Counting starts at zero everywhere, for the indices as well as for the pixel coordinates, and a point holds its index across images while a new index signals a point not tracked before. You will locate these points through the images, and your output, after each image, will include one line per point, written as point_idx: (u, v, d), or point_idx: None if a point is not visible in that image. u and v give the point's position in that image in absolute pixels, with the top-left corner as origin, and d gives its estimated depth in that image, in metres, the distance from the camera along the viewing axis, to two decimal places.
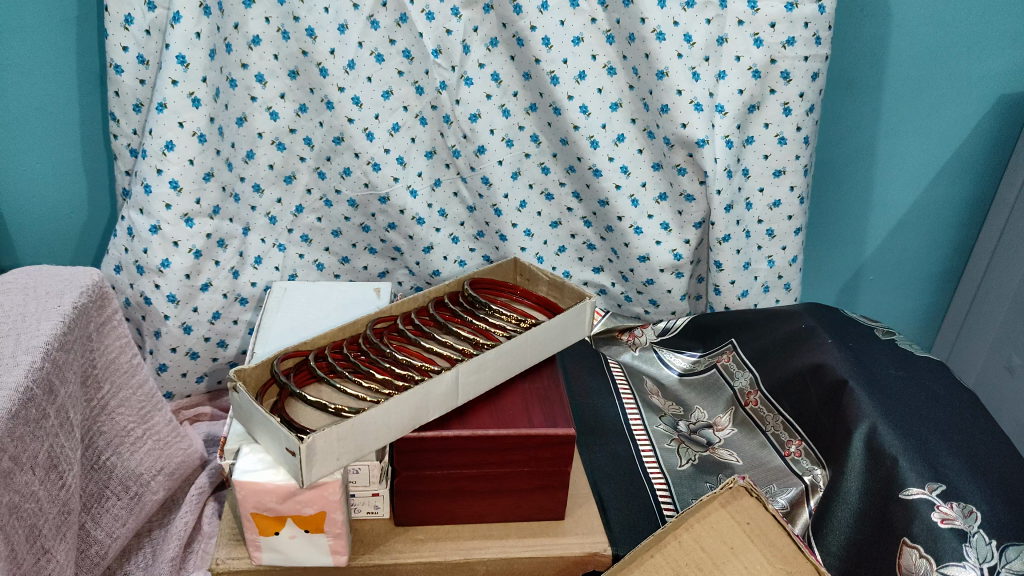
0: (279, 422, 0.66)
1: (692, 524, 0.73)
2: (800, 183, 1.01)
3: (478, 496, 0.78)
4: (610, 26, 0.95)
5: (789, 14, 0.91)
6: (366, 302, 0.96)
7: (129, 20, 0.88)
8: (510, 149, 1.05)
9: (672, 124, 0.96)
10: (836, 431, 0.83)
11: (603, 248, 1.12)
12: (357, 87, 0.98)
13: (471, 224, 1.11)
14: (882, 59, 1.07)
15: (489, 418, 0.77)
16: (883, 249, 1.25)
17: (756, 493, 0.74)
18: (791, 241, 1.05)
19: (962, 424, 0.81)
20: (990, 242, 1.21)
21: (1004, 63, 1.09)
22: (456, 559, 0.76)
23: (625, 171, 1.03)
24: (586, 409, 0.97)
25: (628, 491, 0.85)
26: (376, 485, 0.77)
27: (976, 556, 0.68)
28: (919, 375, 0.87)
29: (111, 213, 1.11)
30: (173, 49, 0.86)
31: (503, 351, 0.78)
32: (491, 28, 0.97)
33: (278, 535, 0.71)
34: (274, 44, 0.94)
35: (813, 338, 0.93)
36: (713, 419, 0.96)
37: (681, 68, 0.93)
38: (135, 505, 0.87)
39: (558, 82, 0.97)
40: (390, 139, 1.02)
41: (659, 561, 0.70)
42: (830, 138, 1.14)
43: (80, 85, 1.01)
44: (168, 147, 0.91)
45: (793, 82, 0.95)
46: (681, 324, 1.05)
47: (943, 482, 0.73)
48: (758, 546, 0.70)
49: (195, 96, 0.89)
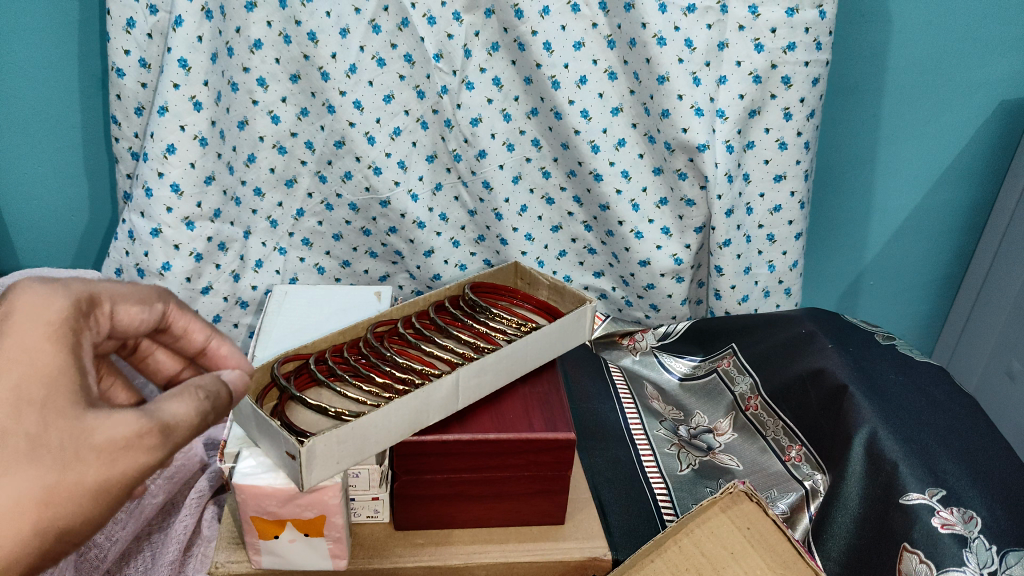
0: (279, 426, 0.65)
1: (692, 529, 0.71)
2: (800, 188, 1.02)
3: (478, 500, 0.78)
4: (610, 31, 0.95)
5: (789, 20, 0.91)
6: (366, 305, 0.96)
7: (131, 24, 0.88)
8: (510, 153, 1.06)
9: (673, 129, 0.96)
10: (836, 435, 0.83)
11: (603, 252, 1.12)
12: (359, 91, 0.98)
13: (472, 227, 1.12)
14: (883, 64, 1.08)
15: (491, 422, 0.77)
16: (882, 255, 1.25)
17: (756, 498, 0.73)
18: (791, 246, 1.05)
19: (961, 429, 0.80)
20: (990, 247, 1.21)
21: (1004, 69, 1.09)
22: (455, 563, 0.76)
23: (626, 176, 1.03)
24: (586, 413, 0.97)
25: (628, 495, 0.85)
26: (376, 489, 0.77)
27: (976, 562, 0.68)
28: (919, 380, 0.87)
29: (113, 217, 1.11)
30: (175, 52, 0.86)
31: (504, 355, 0.78)
32: (493, 33, 0.97)
33: (278, 539, 0.71)
34: (275, 48, 0.95)
35: (813, 342, 0.93)
36: (714, 423, 0.96)
37: (682, 74, 0.93)
38: (135, 508, 0.86)
39: (558, 87, 0.97)
40: (391, 143, 1.02)
41: (659, 566, 0.68)
42: (830, 144, 1.14)
43: (82, 88, 1.01)
44: (169, 150, 0.91)
45: (794, 88, 0.95)
46: (682, 328, 1.05)
47: (943, 488, 0.73)
48: (758, 550, 0.69)
49: (196, 100, 0.89)
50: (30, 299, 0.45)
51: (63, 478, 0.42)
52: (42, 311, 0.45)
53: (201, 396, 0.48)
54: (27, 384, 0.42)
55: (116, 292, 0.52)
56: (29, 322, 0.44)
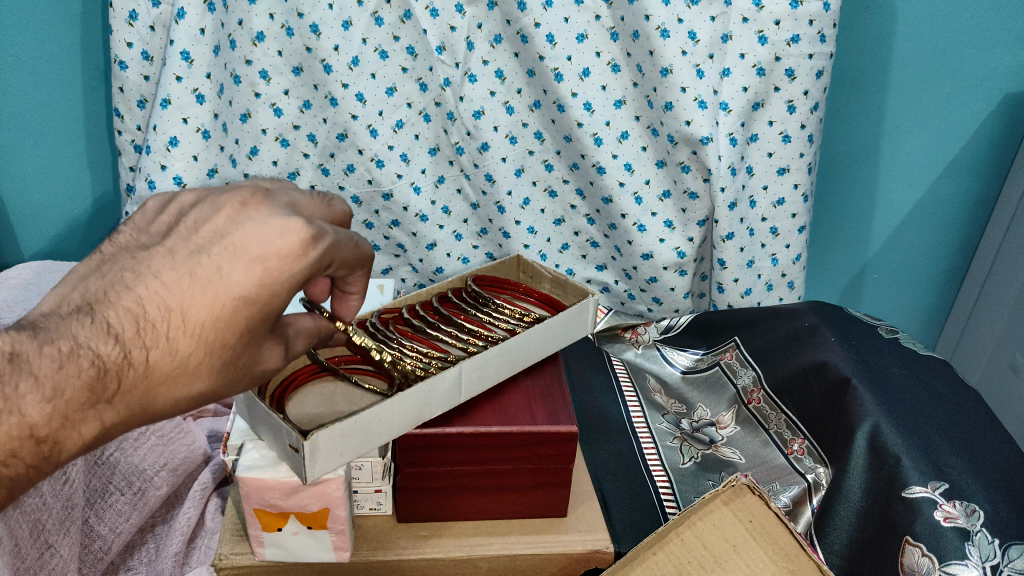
0: (281, 418, 0.65)
1: (695, 522, 0.71)
2: (804, 181, 1.01)
3: (481, 493, 0.78)
4: (614, 23, 0.95)
5: (794, 12, 0.90)
6: (369, 298, 0.96)
7: (134, 16, 0.88)
8: (513, 146, 1.06)
9: (676, 121, 0.96)
10: (839, 429, 0.83)
11: (606, 246, 1.12)
12: (361, 83, 0.97)
13: (474, 221, 1.12)
14: (887, 57, 1.07)
15: (493, 415, 0.77)
16: (886, 249, 1.25)
17: (758, 491, 0.72)
18: (794, 239, 1.05)
19: (965, 423, 0.80)
20: (994, 241, 1.21)
21: (1009, 62, 1.08)
22: (458, 555, 0.76)
23: (629, 169, 1.03)
24: (588, 406, 0.97)
25: (631, 489, 0.85)
26: (379, 482, 0.77)
27: (978, 555, 0.68)
28: (922, 373, 0.87)
29: (116, 210, 1.11)
30: (178, 45, 0.86)
31: (506, 348, 0.78)
32: (496, 25, 0.97)
33: (281, 531, 0.71)
34: (278, 40, 0.94)
35: (816, 336, 0.93)
36: (716, 416, 0.96)
37: (685, 66, 0.93)
38: (139, 501, 0.84)
39: (562, 79, 0.97)
40: (394, 135, 1.02)
41: (661, 560, 0.68)
42: (833, 137, 1.14)
43: (84, 81, 1.01)
44: (172, 143, 0.91)
45: (797, 80, 0.95)
46: (684, 322, 1.07)
47: (945, 481, 0.73)
48: (760, 543, 0.68)
49: (198, 92, 0.89)
50: (297, 250, 0.51)
51: (222, 386, 0.52)
52: (301, 264, 0.51)
53: (303, 330, 0.61)
54: (258, 318, 0.50)
55: (348, 247, 0.56)
56: (287, 270, 0.50)
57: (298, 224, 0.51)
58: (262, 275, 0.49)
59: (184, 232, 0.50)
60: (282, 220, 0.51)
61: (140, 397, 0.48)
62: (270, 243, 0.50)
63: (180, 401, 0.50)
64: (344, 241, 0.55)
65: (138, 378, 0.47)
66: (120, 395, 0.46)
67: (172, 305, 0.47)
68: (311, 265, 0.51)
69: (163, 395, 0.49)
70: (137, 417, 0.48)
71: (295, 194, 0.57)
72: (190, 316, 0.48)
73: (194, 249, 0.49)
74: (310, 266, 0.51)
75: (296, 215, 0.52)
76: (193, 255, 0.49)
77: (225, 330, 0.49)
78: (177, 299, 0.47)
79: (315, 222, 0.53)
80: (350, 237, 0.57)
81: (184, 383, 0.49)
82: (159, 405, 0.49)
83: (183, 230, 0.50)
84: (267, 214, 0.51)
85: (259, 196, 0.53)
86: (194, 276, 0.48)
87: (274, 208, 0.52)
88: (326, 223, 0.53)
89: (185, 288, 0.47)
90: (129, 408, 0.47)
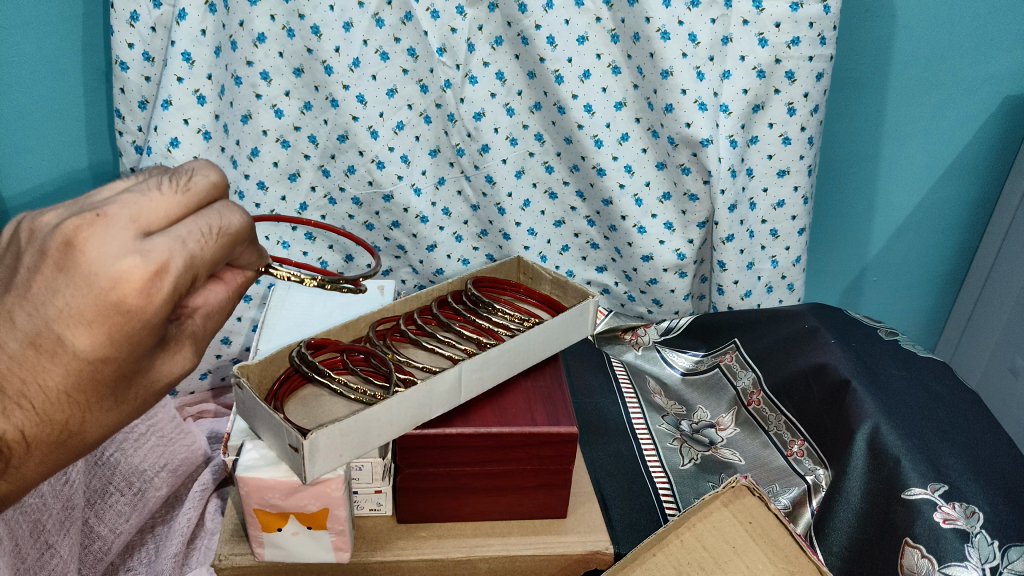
0: (282, 418, 0.65)
1: (694, 524, 0.71)
2: (804, 183, 1.01)
3: (480, 494, 0.78)
4: (615, 25, 0.95)
5: (794, 14, 0.90)
6: (368, 301, 0.95)
7: (135, 17, 0.89)
8: (514, 148, 1.06)
9: (676, 123, 0.96)
10: (839, 431, 0.83)
11: (606, 247, 1.12)
12: (362, 85, 0.97)
13: (475, 223, 1.12)
14: (887, 60, 1.07)
15: (493, 416, 0.77)
16: (885, 251, 1.25)
17: (758, 493, 0.72)
18: (794, 241, 1.05)
19: (964, 424, 0.80)
20: (994, 242, 1.21)
21: (1009, 65, 1.08)
22: (458, 556, 0.76)
23: (629, 170, 1.04)
24: (588, 408, 0.97)
25: (629, 490, 0.85)
26: (379, 482, 0.77)
27: (977, 557, 0.68)
28: (922, 376, 0.87)
29: None
30: (179, 45, 0.89)
31: (506, 348, 0.78)
32: (496, 27, 0.97)
33: (280, 532, 0.71)
34: (279, 42, 0.94)
35: (816, 338, 0.93)
36: (716, 418, 0.96)
37: (685, 68, 0.93)
38: (139, 501, 0.84)
39: (562, 81, 0.97)
40: (395, 137, 1.02)
41: (660, 561, 0.68)
42: (833, 139, 1.14)
43: (86, 83, 1.02)
44: (173, 143, 0.94)
45: (798, 82, 0.95)
46: (683, 324, 1.07)
47: (945, 483, 0.73)
48: (760, 545, 0.68)
49: (199, 93, 0.92)
50: (139, 300, 0.39)
51: (132, 412, 0.46)
52: (151, 312, 0.40)
53: (219, 307, 0.49)
54: (127, 364, 0.42)
55: (211, 245, 0.42)
56: (136, 323, 0.40)
57: (132, 265, 0.38)
58: (110, 335, 0.40)
59: (19, 289, 0.39)
60: (113, 263, 0.39)
61: (37, 459, 0.44)
62: (105, 297, 0.39)
63: (89, 444, 0.46)
64: (202, 246, 0.42)
65: (23, 447, 0.43)
66: (13, 463, 0.43)
67: (27, 380, 0.40)
68: (167, 304, 0.40)
69: (61, 449, 0.45)
70: (48, 468, 0.46)
71: (135, 196, 0.41)
72: (51, 387, 0.41)
73: (31, 310, 0.39)
74: (164, 305, 0.40)
75: (129, 247, 0.39)
76: (33, 319, 0.39)
77: (93, 386, 0.42)
78: (27, 373, 0.40)
79: (155, 242, 0.40)
80: (204, 226, 0.42)
81: (79, 435, 0.45)
82: (64, 456, 0.46)
83: (19, 284, 0.40)
84: (97, 256, 0.38)
85: (87, 222, 0.39)
86: (38, 345, 0.39)
87: (111, 240, 0.39)
88: (171, 241, 0.40)
89: (35, 360, 0.40)
90: (33, 466, 0.44)
